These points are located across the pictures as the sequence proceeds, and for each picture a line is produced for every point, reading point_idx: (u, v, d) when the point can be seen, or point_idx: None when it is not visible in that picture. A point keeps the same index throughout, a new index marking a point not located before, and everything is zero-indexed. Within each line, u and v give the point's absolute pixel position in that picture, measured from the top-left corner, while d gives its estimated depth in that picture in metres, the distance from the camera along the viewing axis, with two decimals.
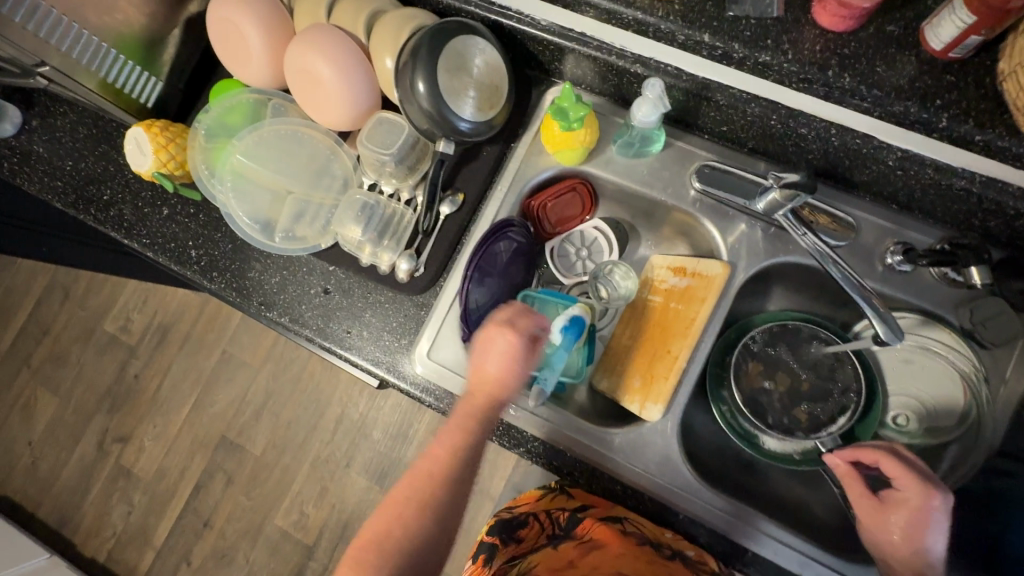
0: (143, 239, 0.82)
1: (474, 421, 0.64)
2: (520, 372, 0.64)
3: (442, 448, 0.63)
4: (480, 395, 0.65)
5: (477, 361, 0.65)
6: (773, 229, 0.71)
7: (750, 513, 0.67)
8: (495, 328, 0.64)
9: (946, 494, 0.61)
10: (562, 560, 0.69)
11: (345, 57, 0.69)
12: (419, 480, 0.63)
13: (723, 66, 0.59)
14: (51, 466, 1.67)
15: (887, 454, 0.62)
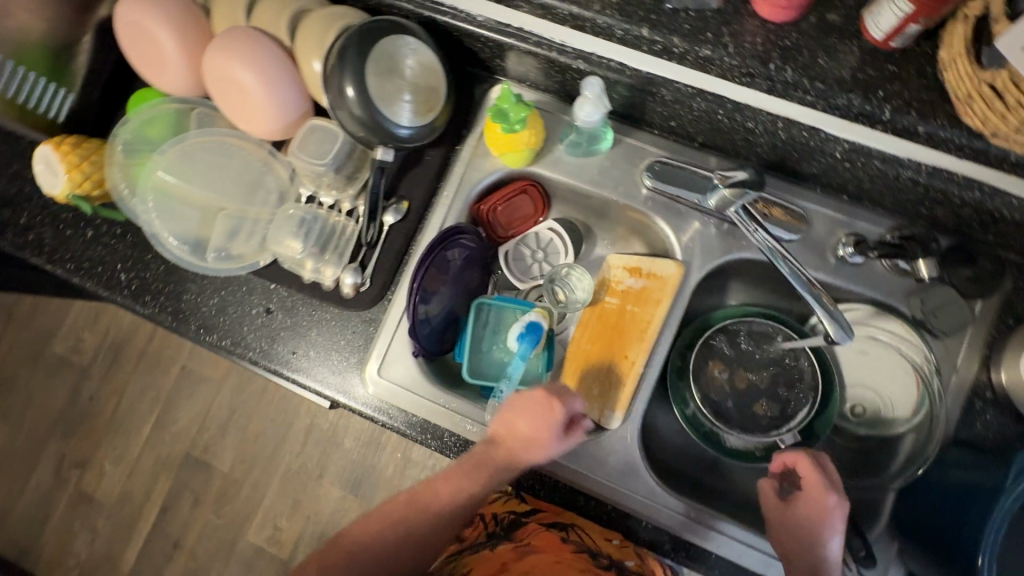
0: (67, 264, 0.77)
1: (484, 475, 0.64)
2: (551, 445, 0.64)
3: (445, 488, 0.65)
4: (499, 450, 0.64)
5: (506, 419, 0.64)
6: (726, 225, 0.70)
7: (709, 514, 0.67)
8: (543, 395, 0.64)
9: (844, 499, 0.62)
10: (497, 565, 0.66)
11: (267, 62, 0.64)
12: (406, 511, 0.66)
13: (665, 61, 0.56)
14: (5, 497, 1.59)
15: (802, 455, 0.64)
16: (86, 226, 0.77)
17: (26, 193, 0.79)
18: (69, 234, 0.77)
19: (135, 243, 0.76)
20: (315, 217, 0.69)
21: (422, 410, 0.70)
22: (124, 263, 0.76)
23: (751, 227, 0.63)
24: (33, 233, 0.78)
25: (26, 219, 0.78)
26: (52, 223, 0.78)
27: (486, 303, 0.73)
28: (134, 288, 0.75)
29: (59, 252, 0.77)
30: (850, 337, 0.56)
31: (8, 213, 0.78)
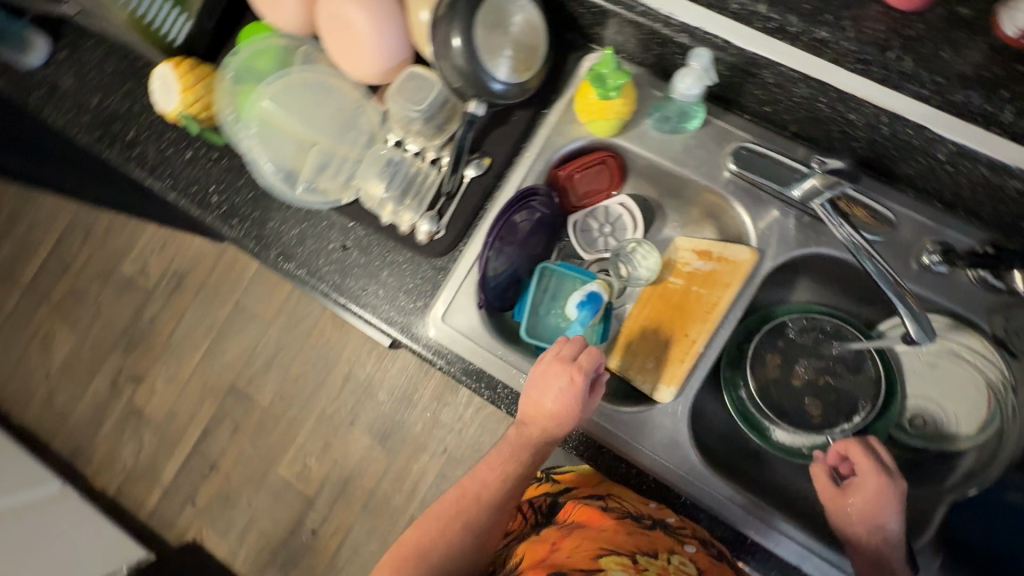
0: (166, 180, 0.82)
1: (523, 453, 0.70)
2: (579, 410, 0.65)
3: (490, 477, 0.72)
4: (530, 427, 0.68)
5: (532, 397, 0.66)
6: (807, 218, 0.69)
7: (766, 510, 0.66)
8: (560, 365, 0.65)
9: (897, 480, 0.62)
10: (546, 548, 0.68)
11: (378, 5, 0.66)
12: (456, 504, 0.71)
13: (776, 41, 0.56)
14: (68, 399, 1.72)
15: (851, 440, 0.65)
16: (186, 148, 0.82)
17: (136, 110, 0.84)
18: (170, 153, 0.82)
19: (229, 168, 0.80)
20: (404, 161, 0.73)
21: (479, 359, 0.73)
22: (217, 186, 0.81)
23: (836, 223, 0.62)
24: (139, 148, 0.83)
25: (134, 134, 0.84)
26: (156, 141, 0.83)
27: (550, 268, 0.76)
28: (223, 210, 0.80)
29: (160, 169, 0.82)
30: (931, 340, 0.58)
31: (118, 127, 0.84)
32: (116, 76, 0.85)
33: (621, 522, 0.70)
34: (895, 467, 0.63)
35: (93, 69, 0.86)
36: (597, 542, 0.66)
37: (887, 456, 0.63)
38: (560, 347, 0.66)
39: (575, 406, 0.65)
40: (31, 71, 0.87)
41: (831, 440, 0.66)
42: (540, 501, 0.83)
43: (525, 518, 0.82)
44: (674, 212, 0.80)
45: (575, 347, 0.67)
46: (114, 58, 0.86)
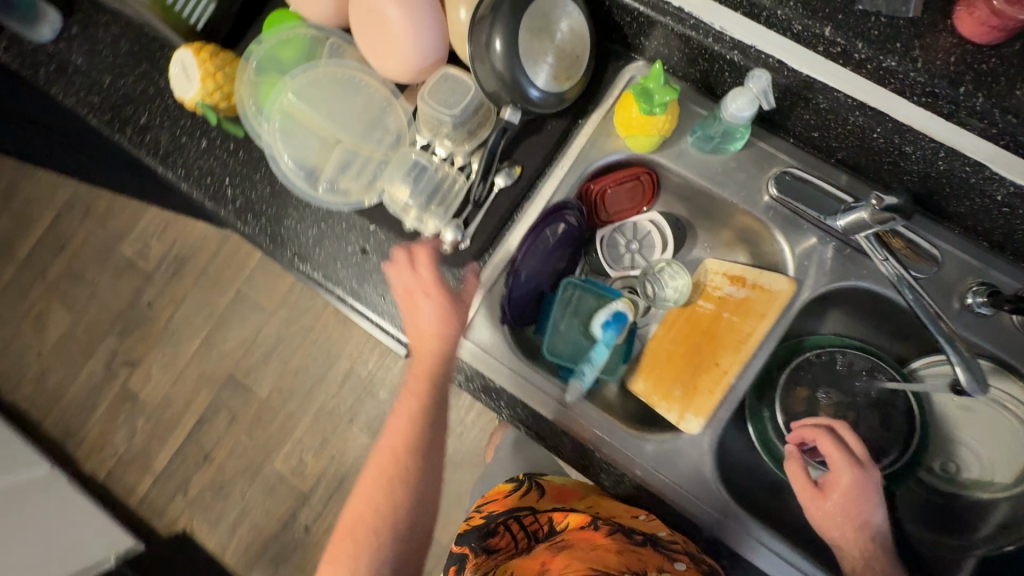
0: (178, 169, 0.78)
1: (423, 385, 0.68)
2: (457, 315, 0.66)
3: (403, 423, 0.69)
4: (422, 361, 0.68)
5: (410, 324, 0.66)
6: (846, 250, 0.67)
7: (739, 520, 0.65)
8: (413, 283, 0.65)
9: (870, 471, 0.61)
10: (537, 567, 0.66)
11: (418, 2, 0.63)
12: (381, 469, 0.69)
13: (836, 66, 0.54)
14: (60, 380, 1.69)
15: (820, 431, 0.63)
16: (201, 136, 0.78)
17: (150, 94, 0.80)
18: (185, 141, 0.79)
19: (245, 160, 0.77)
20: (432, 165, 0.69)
21: (500, 376, 0.70)
22: (232, 179, 0.77)
23: (880, 257, 0.61)
24: (151, 134, 0.79)
25: (146, 119, 0.80)
26: (170, 128, 0.79)
27: (575, 284, 0.75)
28: (239, 205, 0.76)
29: (173, 157, 0.78)
30: (982, 392, 0.56)
31: (131, 110, 0.80)
32: (130, 57, 0.81)
33: (611, 539, 0.67)
34: (867, 458, 0.62)
35: (106, 48, 0.82)
36: (586, 560, 0.64)
37: (857, 446, 0.63)
38: (422, 278, 0.65)
39: (450, 320, 0.66)
40: (40, 46, 0.83)
41: (801, 432, 0.65)
42: (532, 525, 0.77)
43: (513, 537, 0.75)
44: (706, 232, 0.77)
45: (413, 267, 0.66)
46: (129, 37, 0.82)
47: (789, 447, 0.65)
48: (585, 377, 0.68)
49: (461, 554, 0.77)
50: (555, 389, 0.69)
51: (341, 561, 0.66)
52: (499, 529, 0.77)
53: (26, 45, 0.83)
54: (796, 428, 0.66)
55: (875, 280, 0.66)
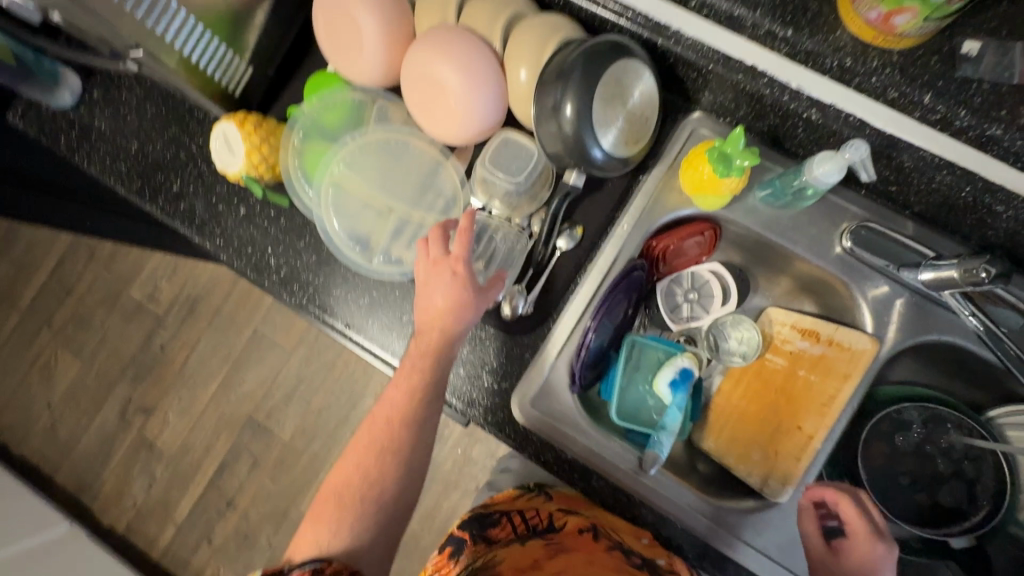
0: (216, 239, 0.74)
1: (426, 358, 0.59)
2: (473, 299, 0.58)
3: (400, 392, 0.58)
4: (424, 339, 0.59)
5: (423, 301, 0.60)
6: (926, 303, 0.64)
7: (791, 554, 0.63)
8: (440, 258, 0.60)
9: (889, 544, 0.62)
10: (527, 561, 0.61)
11: (475, 68, 0.60)
12: (373, 436, 0.58)
13: (932, 130, 0.51)
14: (72, 430, 1.63)
15: (847, 496, 0.63)
16: (239, 203, 0.74)
17: (182, 160, 0.76)
18: (221, 209, 0.75)
19: (287, 228, 0.73)
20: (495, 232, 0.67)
21: (573, 447, 0.66)
22: (275, 247, 0.73)
23: (966, 311, 0.60)
24: (185, 202, 0.76)
25: (179, 186, 0.76)
26: (204, 195, 0.75)
27: (640, 341, 0.71)
28: (282, 275, 0.73)
29: (209, 226, 0.75)
30: None
31: (161, 178, 0.76)
32: (157, 120, 0.77)
33: (609, 555, 0.61)
34: (885, 528, 0.63)
35: (131, 112, 0.78)
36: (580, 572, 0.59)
37: (878, 517, 0.64)
38: (450, 254, 0.59)
39: (465, 296, 0.58)
40: (60, 112, 0.79)
41: (824, 493, 0.63)
42: (534, 517, 0.70)
43: (514, 526, 0.69)
44: (769, 281, 0.75)
45: (442, 241, 0.60)
46: (154, 100, 0.77)
47: (804, 504, 0.63)
48: (663, 445, 0.65)
49: (460, 537, 0.67)
50: (632, 458, 0.66)
51: (322, 521, 0.55)
52: (501, 518, 0.71)
53: (46, 112, 0.79)
54: (816, 488, 0.64)
55: (957, 334, 0.63)
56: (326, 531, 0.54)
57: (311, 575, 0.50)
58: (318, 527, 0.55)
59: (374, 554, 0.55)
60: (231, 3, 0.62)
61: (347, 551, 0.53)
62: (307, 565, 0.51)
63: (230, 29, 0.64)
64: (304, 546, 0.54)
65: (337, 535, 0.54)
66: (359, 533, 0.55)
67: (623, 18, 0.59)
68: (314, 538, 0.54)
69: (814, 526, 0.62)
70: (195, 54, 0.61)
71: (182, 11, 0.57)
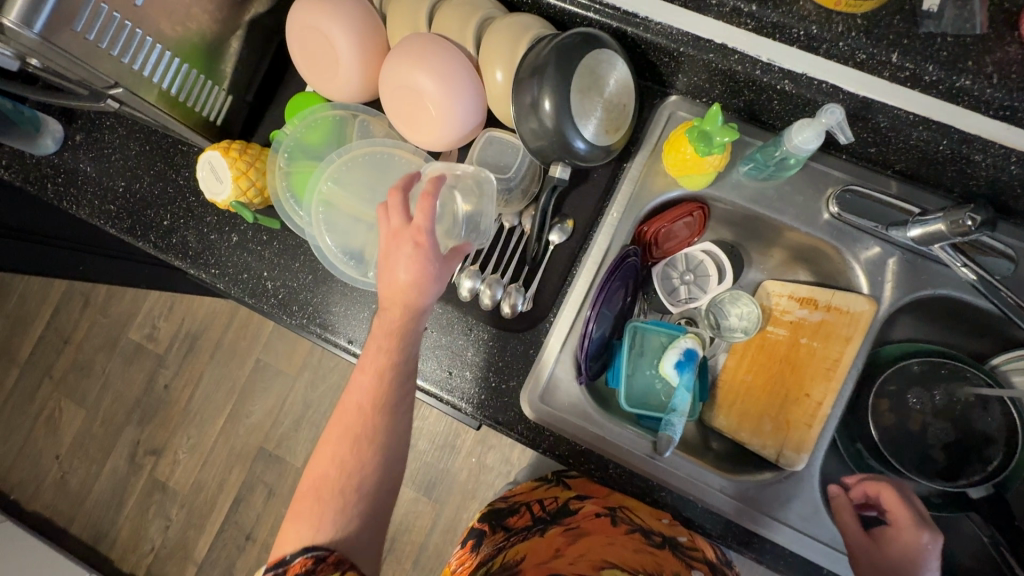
0: (211, 268, 0.75)
1: (392, 339, 0.56)
2: (437, 272, 0.55)
3: (369, 377, 0.55)
4: (389, 317, 0.56)
5: (384, 276, 0.56)
6: (917, 259, 0.65)
7: (812, 521, 0.64)
8: (400, 227, 0.55)
9: (937, 535, 0.59)
10: (550, 550, 0.61)
11: (451, 72, 0.61)
12: (344, 430, 0.54)
13: (904, 89, 0.53)
14: (82, 480, 1.62)
15: (888, 486, 0.62)
16: (230, 231, 0.75)
17: (169, 194, 0.77)
18: (213, 238, 0.75)
19: (282, 250, 0.73)
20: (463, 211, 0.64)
21: (587, 438, 0.66)
22: (271, 271, 0.73)
23: (957, 262, 0.60)
24: (176, 236, 0.76)
25: (169, 220, 0.76)
26: (195, 226, 0.76)
27: (641, 327, 0.71)
28: (281, 298, 0.73)
29: (203, 256, 0.75)
30: None
31: (151, 214, 0.77)
32: (142, 157, 0.78)
33: (628, 537, 0.64)
34: (932, 518, 0.60)
35: (115, 151, 0.78)
36: (602, 553, 0.60)
37: (923, 506, 0.61)
38: (411, 223, 0.55)
39: (430, 265, 0.55)
40: (45, 159, 0.79)
41: (863, 486, 0.64)
42: (552, 504, 0.74)
43: (531, 514, 0.74)
44: (762, 254, 0.76)
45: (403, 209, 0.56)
46: (136, 138, 0.78)
47: (835, 492, 0.64)
48: (676, 427, 0.65)
49: (479, 530, 0.75)
50: (645, 444, 0.66)
51: (302, 516, 0.52)
52: (519, 509, 0.76)
53: (30, 161, 0.79)
54: (858, 484, 0.64)
55: (948, 285, 0.64)
56: (307, 526, 0.51)
57: (313, 563, 0.49)
58: (300, 523, 0.52)
59: (365, 544, 0.52)
60: (205, 34, 0.63)
61: (342, 538, 0.51)
62: (309, 553, 0.50)
63: (206, 59, 0.65)
64: (290, 542, 0.52)
65: (322, 529, 0.51)
66: (345, 524, 0.52)
67: (590, 10, 0.61)
68: (298, 533, 0.51)
69: (847, 515, 0.62)
70: (174, 87, 0.62)
71: (155, 44, 0.58)
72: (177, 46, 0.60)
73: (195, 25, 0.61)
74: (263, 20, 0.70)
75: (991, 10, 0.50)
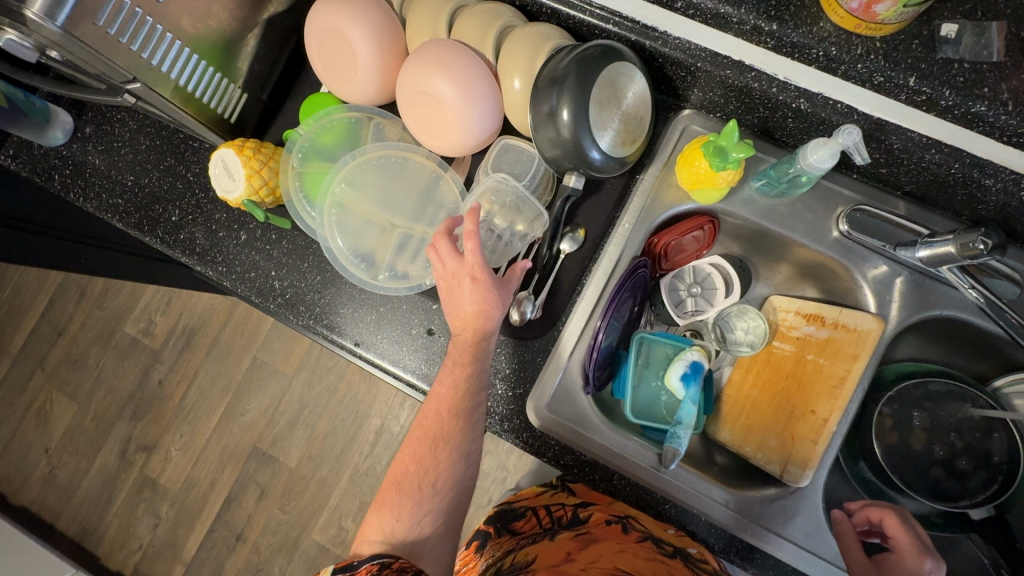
0: (218, 266, 0.74)
1: (465, 355, 0.59)
2: (500, 297, 0.59)
3: (445, 388, 0.59)
4: (461, 340, 0.60)
5: (452, 307, 0.60)
6: (924, 281, 0.65)
7: (816, 532, 0.64)
8: (455, 267, 0.58)
9: (940, 564, 0.59)
10: (561, 555, 0.61)
11: (470, 79, 0.61)
12: (424, 430, 0.60)
13: (918, 112, 0.54)
14: (71, 475, 1.59)
15: (891, 511, 0.63)
16: (239, 229, 0.74)
17: (179, 190, 0.76)
18: (221, 236, 0.74)
19: (290, 250, 0.73)
20: (513, 230, 0.69)
21: (593, 448, 0.66)
22: (278, 271, 0.73)
23: (966, 285, 0.59)
24: (184, 232, 0.75)
25: (178, 216, 0.76)
26: (204, 223, 0.75)
27: (647, 337, 0.72)
28: (287, 298, 0.72)
29: (211, 253, 0.74)
30: None
31: (159, 209, 0.76)
32: (152, 152, 0.77)
33: (640, 545, 0.62)
34: (934, 547, 0.60)
35: (125, 145, 0.78)
36: (614, 560, 0.59)
37: (925, 534, 0.61)
38: (463, 259, 0.58)
39: (493, 295, 0.58)
40: (53, 150, 0.79)
41: (865, 511, 0.64)
42: (559, 510, 0.71)
43: (538, 520, 0.71)
44: (770, 269, 0.76)
45: (452, 244, 0.59)
46: (147, 132, 0.78)
47: (838, 517, 0.64)
48: (681, 440, 0.64)
49: (485, 532, 0.75)
50: (650, 456, 0.66)
51: (386, 508, 0.59)
52: (527, 513, 0.73)
53: (37, 151, 0.79)
54: (860, 510, 0.65)
55: (954, 307, 0.65)
56: (390, 518, 0.57)
57: (379, 569, 0.52)
58: (382, 515, 0.58)
59: (437, 541, 0.57)
60: (224, 31, 0.63)
61: (413, 535, 0.57)
62: (375, 559, 0.53)
63: (223, 57, 0.64)
64: (372, 533, 0.58)
65: (401, 521, 0.57)
66: (422, 519, 0.57)
67: (610, 22, 0.61)
68: (381, 525, 0.58)
69: (849, 540, 0.62)
70: (190, 83, 0.62)
71: (174, 40, 0.57)
72: (196, 43, 0.60)
73: (215, 22, 0.61)
74: (280, 19, 0.70)
75: (1008, 38, 0.51)
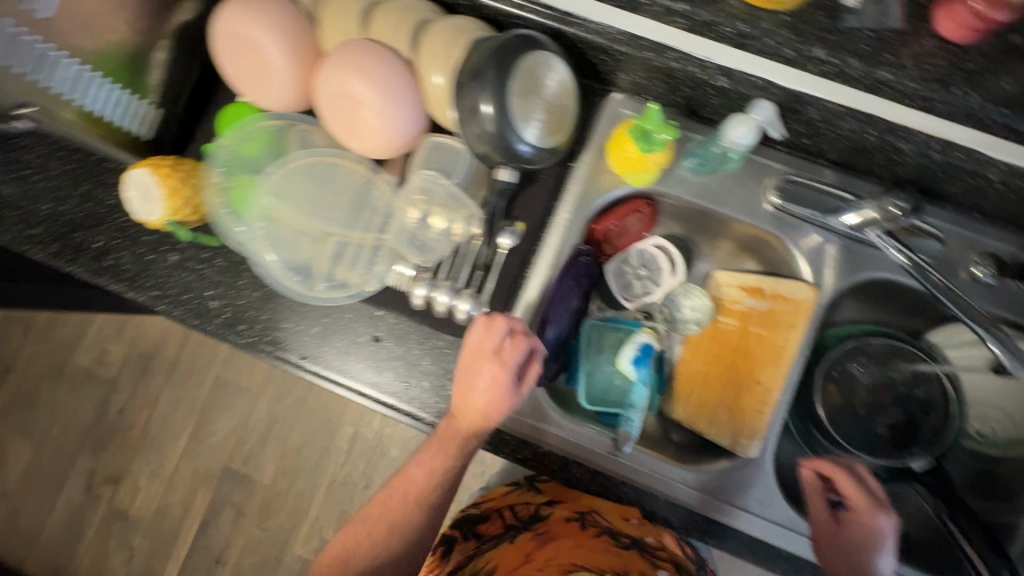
0: (152, 291, 0.71)
1: (445, 444, 0.61)
2: (510, 401, 0.59)
3: (419, 473, 0.63)
4: (459, 426, 0.60)
5: (462, 391, 0.59)
6: (854, 245, 0.67)
7: (767, 498, 0.66)
8: (481, 357, 0.58)
9: (892, 516, 0.62)
10: (519, 558, 0.62)
11: (387, 77, 0.59)
12: (380, 512, 0.64)
13: (829, 82, 0.54)
14: (35, 516, 1.53)
15: (848, 473, 0.64)
16: (169, 250, 0.71)
17: (100, 214, 0.73)
18: (151, 259, 0.71)
19: (224, 268, 0.71)
20: (449, 229, 0.66)
21: (548, 440, 0.66)
22: (214, 291, 0.71)
23: (891, 248, 0.61)
24: (111, 257, 0.72)
25: (103, 242, 0.72)
26: (131, 246, 0.72)
27: (597, 325, 0.72)
28: (226, 318, 0.70)
29: (142, 279, 0.71)
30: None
31: (82, 236, 0.72)
32: (66, 177, 0.72)
33: (596, 539, 0.65)
34: (887, 499, 0.63)
35: (35, 172, 0.73)
36: (570, 556, 0.61)
37: (878, 489, 0.64)
38: (478, 354, 0.59)
39: (509, 397, 0.59)
40: None
41: (823, 470, 0.65)
42: (523, 510, 0.73)
43: (503, 520, 0.73)
44: (711, 246, 0.77)
45: (492, 335, 0.59)
46: (58, 155, 0.73)
47: (805, 479, 0.65)
48: (633, 422, 0.66)
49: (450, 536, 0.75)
50: (605, 441, 0.66)
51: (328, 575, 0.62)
52: (490, 516, 0.75)
53: None
54: (817, 465, 0.65)
55: (884, 269, 0.67)
56: None
57: None
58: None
59: None
60: (123, 44, 0.59)
61: None
62: None
63: (126, 71, 0.61)
64: None
65: None
66: None
67: (525, 10, 0.60)
68: None
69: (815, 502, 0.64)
70: (96, 103, 0.59)
71: (68, 59, 0.55)
72: (92, 59, 0.57)
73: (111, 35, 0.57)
74: (187, 28, 0.67)
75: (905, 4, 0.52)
